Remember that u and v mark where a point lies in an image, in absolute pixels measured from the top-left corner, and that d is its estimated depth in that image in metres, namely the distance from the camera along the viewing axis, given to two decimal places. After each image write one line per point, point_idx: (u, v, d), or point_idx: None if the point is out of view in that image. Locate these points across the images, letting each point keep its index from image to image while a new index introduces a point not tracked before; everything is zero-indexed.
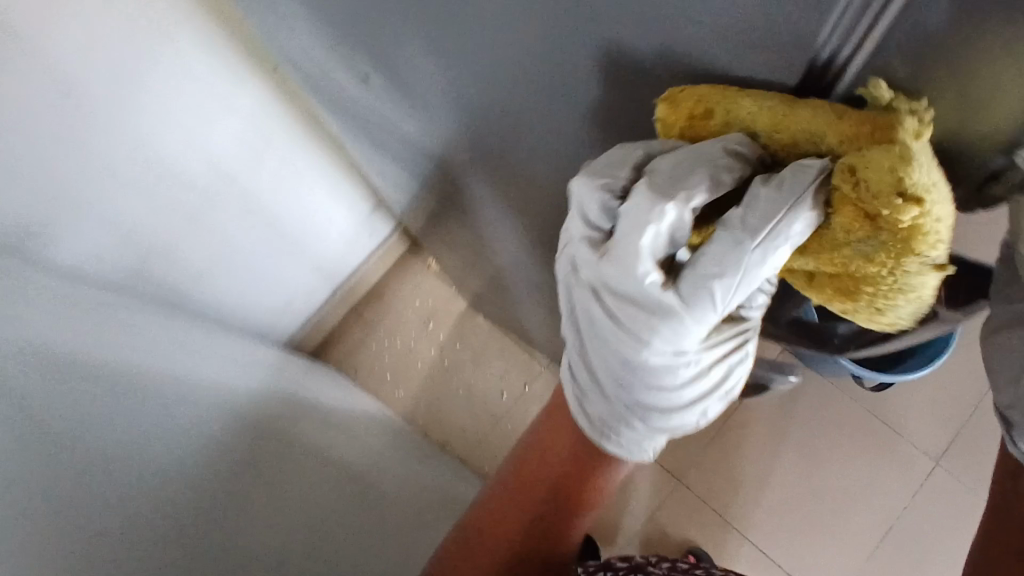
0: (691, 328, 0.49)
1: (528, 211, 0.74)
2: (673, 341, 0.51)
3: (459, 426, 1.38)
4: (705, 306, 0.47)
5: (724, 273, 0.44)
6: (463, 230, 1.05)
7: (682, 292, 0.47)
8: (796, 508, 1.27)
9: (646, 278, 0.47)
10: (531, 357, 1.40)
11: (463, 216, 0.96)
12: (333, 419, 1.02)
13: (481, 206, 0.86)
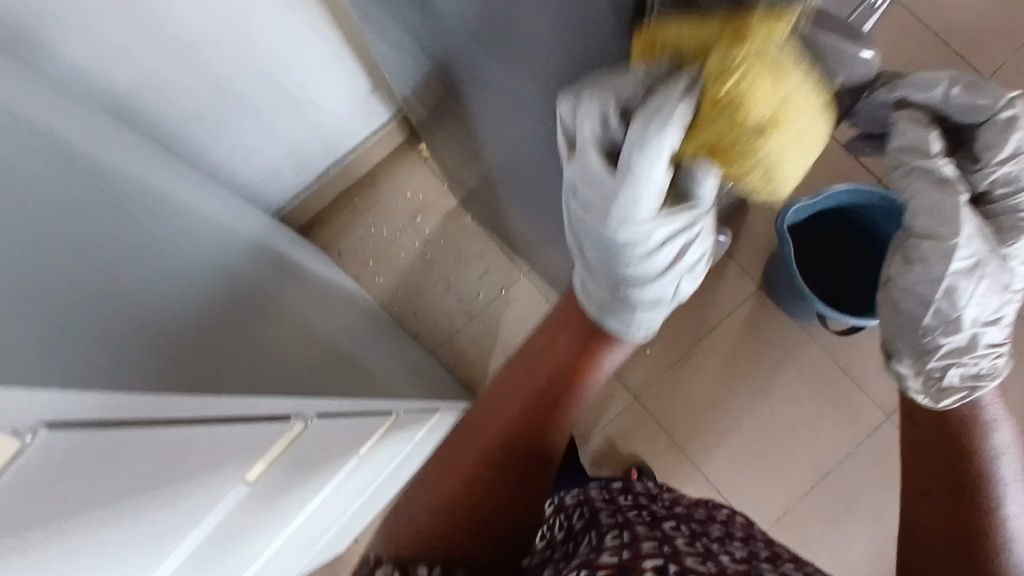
0: (641, 199, 0.56)
1: (496, 98, 0.74)
2: (630, 212, 0.58)
3: (432, 320, 1.42)
4: (640, 181, 0.55)
5: (644, 161, 0.53)
6: (440, 128, 1.05)
7: (624, 173, 0.55)
8: (743, 436, 1.30)
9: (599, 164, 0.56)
10: (511, 264, 1.42)
11: (439, 110, 0.95)
12: (308, 282, 1.05)
13: (453, 100, 0.85)
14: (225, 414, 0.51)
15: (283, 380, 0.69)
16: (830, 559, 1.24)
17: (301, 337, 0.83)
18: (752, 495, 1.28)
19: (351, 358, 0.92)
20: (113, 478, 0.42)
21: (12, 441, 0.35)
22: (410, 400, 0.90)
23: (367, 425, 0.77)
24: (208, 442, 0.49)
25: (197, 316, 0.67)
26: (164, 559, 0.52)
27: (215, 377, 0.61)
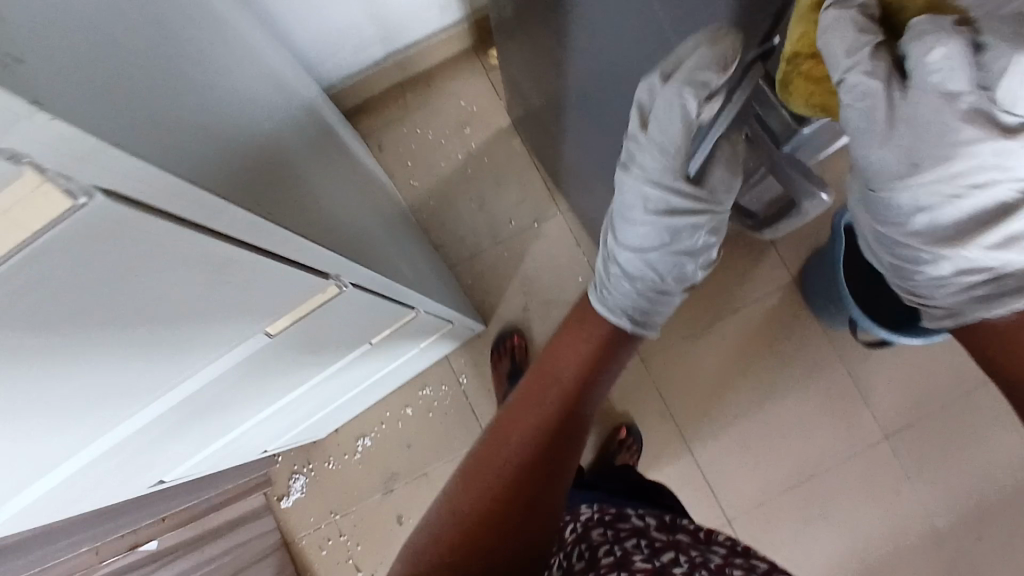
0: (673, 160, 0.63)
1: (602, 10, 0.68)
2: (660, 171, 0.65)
3: (458, 236, 1.38)
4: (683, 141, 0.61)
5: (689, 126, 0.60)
6: (521, 35, 0.98)
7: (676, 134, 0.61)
8: (739, 424, 1.29)
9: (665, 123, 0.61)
10: (550, 199, 1.38)
11: (529, 13, 0.89)
12: (349, 166, 1.01)
13: (549, 3, 0.79)
14: (274, 254, 0.45)
15: (339, 234, 0.66)
16: (789, 558, 1.25)
17: (341, 210, 0.79)
18: (732, 481, 1.27)
19: (382, 246, 0.89)
20: (151, 290, 0.37)
21: (66, 200, 0.28)
22: (435, 302, 0.88)
23: (389, 314, 0.75)
24: (250, 278, 0.44)
25: (267, 141, 0.62)
26: (168, 388, 0.51)
27: (294, 203, 0.56)
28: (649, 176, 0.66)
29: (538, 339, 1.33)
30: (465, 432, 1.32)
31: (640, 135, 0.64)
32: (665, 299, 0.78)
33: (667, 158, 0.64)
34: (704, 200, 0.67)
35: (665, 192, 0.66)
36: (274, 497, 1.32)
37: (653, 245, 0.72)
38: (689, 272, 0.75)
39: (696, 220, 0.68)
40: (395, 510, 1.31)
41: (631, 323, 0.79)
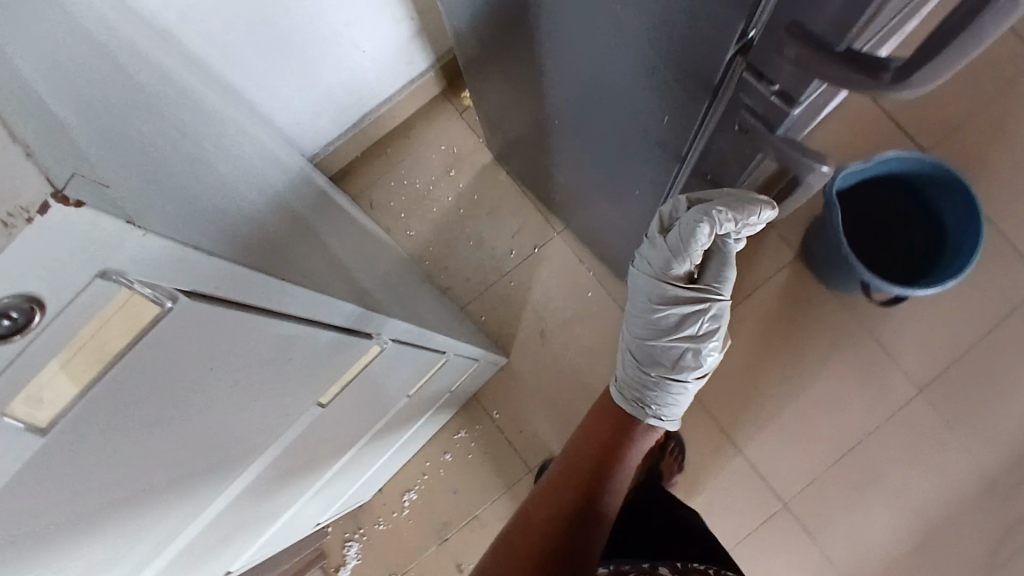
0: (673, 264, 0.68)
1: (570, 37, 0.71)
2: (661, 275, 0.70)
3: (463, 276, 1.40)
4: (683, 250, 0.67)
5: (686, 235, 0.65)
6: (493, 72, 1.02)
7: (674, 243, 0.67)
8: (776, 407, 1.29)
9: (671, 237, 0.67)
10: (545, 222, 1.40)
11: (498, 52, 0.92)
12: (350, 229, 1.03)
13: (518, 39, 0.82)
14: (303, 314, 0.48)
15: (358, 290, 0.66)
16: (852, 529, 1.24)
17: (352, 270, 0.81)
18: (779, 463, 1.27)
19: (398, 299, 0.91)
20: (210, 371, 0.40)
21: (154, 305, 0.34)
22: (462, 344, 0.89)
23: (421, 364, 0.76)
24: (289, 342, 0.47)
25: (274, 215, 0.63)
26: (232, 475, 0.52)
27: (310, 266, 0.58)
28: (650, 269, 0.70)
29: (560, 361, 1.34)
30: (508, 466, 1.32)
31: (652, 236, 0.70)
32: (677, 393, 0.75)
33: (668, 255, 0.68)
34: (702, 294, 0.69)
35: (665, 285, 0.69)
36: (331, 570, 1.31)
37: (656, 334, 0.73)
38: (698, 365, 0.73)
39: (694, 314, 0.70)
40: (454, 559, 1.30)
41: (643, 414, 0.77)
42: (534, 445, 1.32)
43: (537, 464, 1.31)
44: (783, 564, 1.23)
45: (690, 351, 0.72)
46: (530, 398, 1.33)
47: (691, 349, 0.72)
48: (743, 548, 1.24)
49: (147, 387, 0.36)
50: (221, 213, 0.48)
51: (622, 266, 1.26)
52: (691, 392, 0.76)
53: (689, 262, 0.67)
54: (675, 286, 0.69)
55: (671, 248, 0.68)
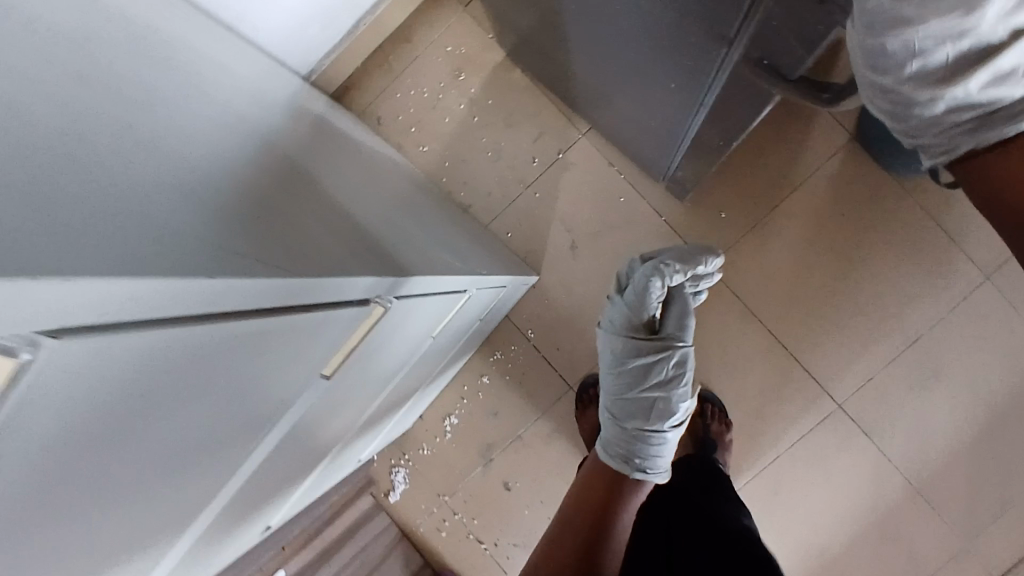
0: (635, 314, 0.85)
1: None
2: (626, 325, 0.86)
3: (484, 190, 1.30)
4: (641, 301, 0.84)
5: (639, 288, 0.85)
6: None
7: (635, 298, 0.85)
8: (827, 306, 1.20)
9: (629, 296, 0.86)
10: (567, 123, 1.27)
11: None
12: (354, 158, 0.93)
13: None
14: (244, 307, 0.40)
15: (341, 243, 0.58)
16: (912, 428, 1.17)
17: (346, 212, 0.72)
18: (833, 364, 1.19)
19: (411, 233, 0.83)
20: (149, 394, 0.36)
21: (12, 362, 0.26)
22: (485, 277, 0.81)
23: (434, 307, 0.68)
24: (233, 341, 0.41)
25: (231, 167, 0.54)
26: (225, 444, 0.48)
27: (270, 232, 0.48)
28: (615, 327, 0.87)
29: (593, 273, 1.26)
30: (546, 385, 1.28)
31: (614, 301, 0.89)
32: (659, 444, 0.84)
33: (629, 313, 0.86)
34: (665, 343, 0.83)
35: (629, 339, 0.85)
36: (381, 495, 1.33)
37: (631, 387, 0.86)
38: (672, 411, 0.84)
39: (661, 361, 0.83)
40: (499, 478, 1.30)
41: (629, 468, 0.82)
42: (572, 362, 1.27)
43: (576, 381, 1.27)
44: (838, 464, 1.19)
45: (662, 400, 0.84)
46: (564, 315, 1.27)
47: (662, 397, 0.84)
48: (795, 451, 1.20)
49: (63, 430, 0.31)
50: (142, 176, 0.39)
51: (654, 166, 1.14)
52: (671, 445, 0.85)
53: (649, 310, 0.84)
54: (638, 334, 0.85)
55: (631, 304, 0.86)
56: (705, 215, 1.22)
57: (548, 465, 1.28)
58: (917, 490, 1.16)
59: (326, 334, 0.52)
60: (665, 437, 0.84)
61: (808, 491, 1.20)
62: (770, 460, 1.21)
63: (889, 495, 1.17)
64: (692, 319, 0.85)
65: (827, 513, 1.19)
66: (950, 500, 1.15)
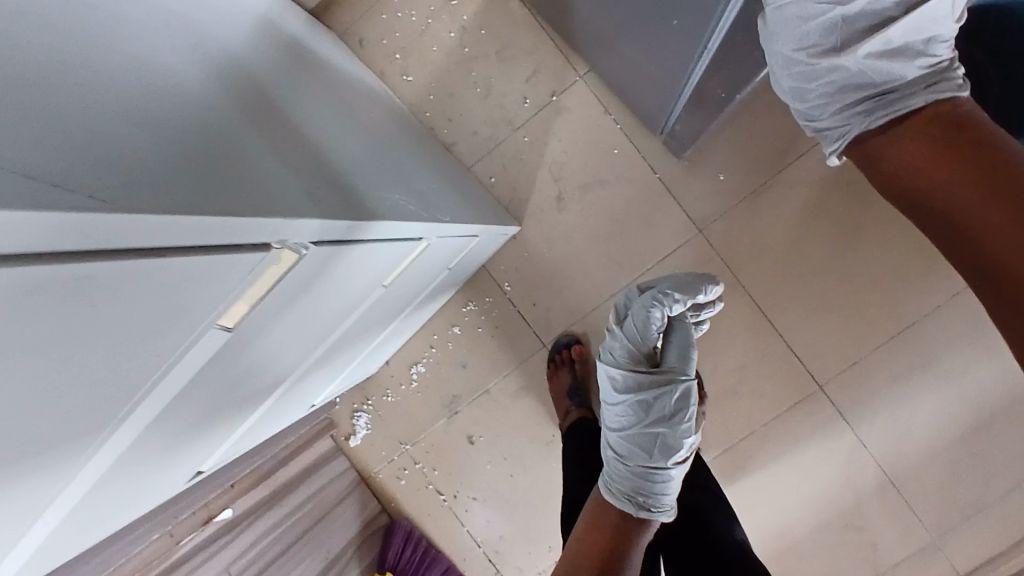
0: (634, 341, 0.82)
1: None
2: (624, 351, 0.82)
3: (469, 129, 1.22)
4: (643, 327, 0.81)
5: (640, 316, 0.82)
6: None
7: (635, 325, 0.82)
8: (822, 283, 1.12)
9: (627, 325, 0.83)
10: (564, 62, 1.17)
11: None
12: (330, 81, 0.85)
13: None
14: (121, 244, 0.33)
15: (263, 179, 0.49)
16: (890, 416, 1.12)
17: (300, 131, 0.63)
18: (819, 345, 1.14)
19: (379, 165, 0.74)
20: (15, 355, 0.30)
21: None
22: (448, 225, 0.74)
23: (382, 254, 0.61)
24: (117, 287, 0.33)
25: (138, 75, 0.46)
26: (124, 399, 0.42)
27: (161, 162, 0.41)
28: (613, 358, 0.82)
29: (578, 228, 1.19)
30: (519, 342, 1.23)
31: (613, 330, 0.85)
32: (664, 482, 0.74)
33: (627, 343, 0.82)
34: (668, 376, 0.77)
35: (631, 371, 0.79)
36: (341, 438, 1.30)
37: (632, 423, 0.78)
38: (676, 448, 0.76)
39: (665, 395, 0.76)
40: (463, 432, 1.26)
41: (635, 508, 0.71)
42: (547, 320, 1.21)
43: (551, 340, 1.22)
44: (811, 446, 1.15)
45: (666, 436, 0.76)
46: (544, 269, 1.20)
47: (666, 433, 0.76)
48: (769, 429, 1.17)
49: None
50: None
51: (653, 117, 1.06)
52: (675, 485, 0.75)
53: (650, 337, 0.81)
54: (638, 362, 0.81)
55: (630, 333, 0.83)
56: (703, 176, 1.14)
57: (515, 423, 1.24)
58: (888, 479, 1.13)
59: (244, 282, 0.44)
60: (672, 475, 0.75)
61: (776, 470, 1.17)
62: (743, 435, 1.18)
63: (859, 482, 1.14)
64: (695, 352, 0.80)
65: (793, 494, 1.17)
66: (919, 491, 1.12)
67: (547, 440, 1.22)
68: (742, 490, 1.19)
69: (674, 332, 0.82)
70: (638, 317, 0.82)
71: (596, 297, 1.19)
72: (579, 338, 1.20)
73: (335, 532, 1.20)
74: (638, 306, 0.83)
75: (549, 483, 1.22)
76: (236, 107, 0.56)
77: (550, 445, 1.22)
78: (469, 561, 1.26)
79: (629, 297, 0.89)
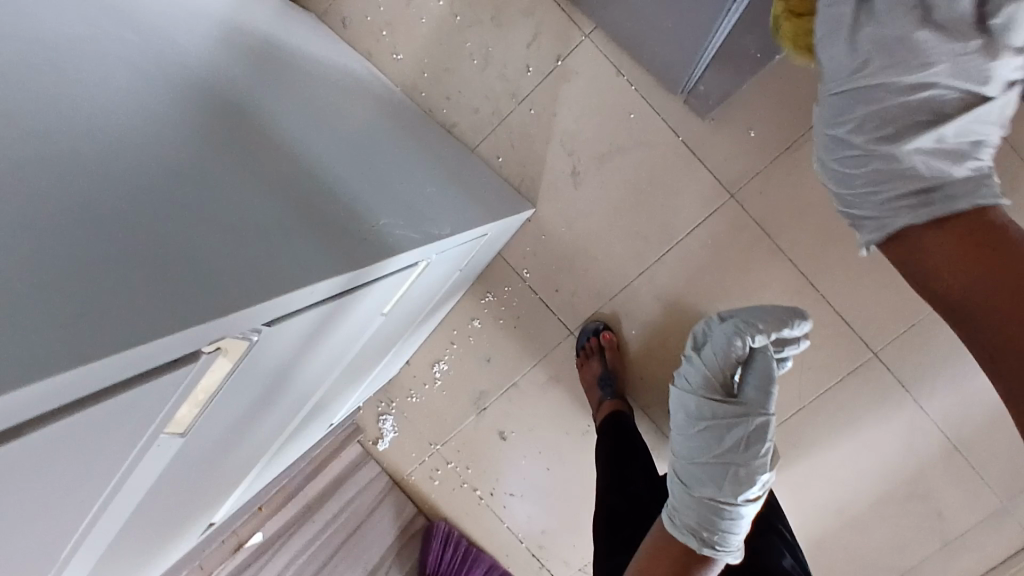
0: (702, 368, 0.87)
1: None
2: (693, 378, 0.87)
3: (469, 107, 1.13)
4: (725, 354, 0.86)
5: (717, 343, 0.87)
6: None
7: (709, 354, 0.87)
8: (872, 242, 1.00)
9: (706, 352, 0.88)
10: (565, 20, 1.05)
11: None
12: (312, 82, 0.77)
13: None
14: (6, 427, 0.28)
15: (205, 248, 0.43)
16: (956, 380, 1.02)
17: (262, 163, 0.55)
18: (871, 309, 1.03)
19: (368, 173, 0.67)
20: None
21: None
22: (449, 238, 0.69)
23: (374, 292, 0.58)
24: (8, 464, 0.29)
25: (38, 140, 0.38)
26: (82, 517, 0.39)
27: (63, 262, 0.34)
28: (688, 383, 0.87)
29: (596, 203, 1.09)
30: (544, 331, 1.15)
31: (690, 358, 0.91)
32: (733, 520, 0.75)
33: (702, 369, 0.87)
34: (747, 407, 0.80)
35: (705, 398, 0.83)
36: (369, 443, 1.26)
37: (699, 451, 0.81)
38: (748, 485, 0.76)
39: (738, 426, 0.79)
40: (492, 428, 1.20)
41: (697, 542, 0.74)
42: (572, 304, 1.13)
43: (577, 326, 1.14)
44: (866, 418, 1.06)
45: (739, 467, 0.77)
46: (564, 251, 1.12)
47: (737, 465, 0.77)
48: (820, 403, 1.08)
49: None
50: None
51: (670, 74, 0.94)
52: (744, 523, 0.76)
53: (725, 361, 0.85)
54: (710, 388, 0.85)
55: (702, 361, 0.88)
56: (730, 134, 1.02)
57: (546, 416, 1.17)
58: (955, 447, 1.04)
59: (187, 394, 0.40)
60: (744, 509, 0.76)
61: (831, 445, 1.09)
62: (792, 411, 1.10)
63: (922, 451, 1.05)
64: (774, 383, 0.82)
65: (850, 468, 1.09)
66: (991, 456, 1.02)
67: (582, 431, 1.15)
68: (793, 465, 1.12)
69: (755, 362, 0.85)
70: (714, 346, 0.87)
71: (622, 276, 1.10)
72: (607, 323, 1.12)
73: (372, 540, 1.17)
74: (721, 336, 0.87)
75: (589, 475, 1.16)
76: (187, 144, 0.49)
77: (585, 436, 1.15)
78: (513, 556, 1.22)
79: (706, 328, 0.94)
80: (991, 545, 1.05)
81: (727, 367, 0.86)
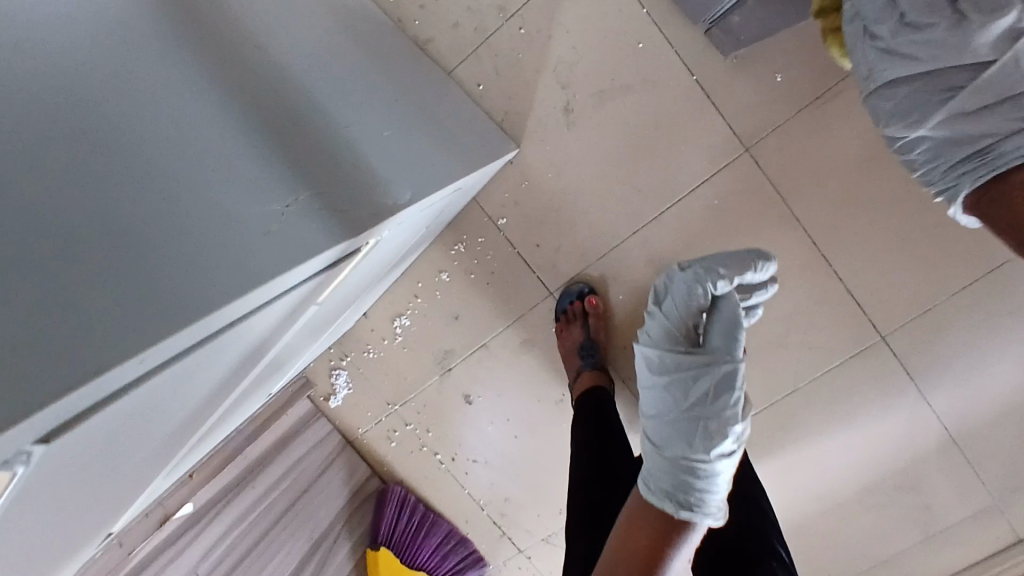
0: (663, 322, 0.75)
1: None
2: (653, 334, 0.76)
3: (449, 20, 0.96)
4: (685, 302, 0.74)
5: (679, 289, 0.75)
6: None
7: (670, 303, 0.76)
8: (897, 214, 0.87)
9: (665, 303, 0.76)
10: None
11: None
12: None
13: None
14: None
15: (124, 262, 0.36)
16: (967, 374, 0.92)
17: (205, 132, 0.47)
18: (886, 289, 0.91)
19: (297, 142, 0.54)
20: None
21: None
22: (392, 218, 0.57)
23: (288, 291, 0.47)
24: None
25: None
26: None
27: None
28: (649, 338, 0.76)
29: (588, 148, 0.94)
30: (520, 289, 1.02)
31: (652, 312, 0.78)
32: (710, 477, 0.65)
33: (665, 323, 0.75)
34: (711, 356, 0.69)
35: (666, 352, 0.72)
36: (320, 399, 1.15)
37: (668, 409, 0.70)
38: (722, 437, 0.66)
39: (703, 377, 0.68)
40: (456, 391, 1.09)
41: (675, 505, 0.63)
42: (554, 262, 1.00)
43: (558, 287, 1.01)
44: (862, 404, 0.98)
45: (708, 422, 0.67)
46: (549, 202, 0.97)
47: (709, 419, 0.67)
48: (816, 386, 0.99)
49: None
50: None
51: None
52: (725, 478, 0.65)
53: (688, 310, 0.74)
54: (669, 343, 0.74)
55: (664, 313, 0.76)
56: (752, 77, 0.87)
57: (517, 382, 1.06)
58: (952, 442, 0.96)
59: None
60: (720, 462, 0.65)
61: (822, 430, 1.01)
62: (785, 393, 1.01)
63: (919, 444, 0.97)
64: (742, 330, 0.71)
65: (838, 454, 1.02)
66: (992, 455, 0.94)
67: (556, 401, 1.04)
68: (778, 447, 1.05)
69: (721, 307, 0.73)
70: (673, 295, 0.75)
71: (612, 235, 0.97)
72: (593, 287, 0.99)
73: (321, 504, 1.08)
74: (682, 281, 0.75)
75: (560, 447, 1.06)
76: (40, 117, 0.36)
77: (559, 406, 1.04)
78: (473, 523, 1.15)
79: (667, 276, 0.81)
80: (976, 542, 0.98)
81: (690, 316, 0.74)
